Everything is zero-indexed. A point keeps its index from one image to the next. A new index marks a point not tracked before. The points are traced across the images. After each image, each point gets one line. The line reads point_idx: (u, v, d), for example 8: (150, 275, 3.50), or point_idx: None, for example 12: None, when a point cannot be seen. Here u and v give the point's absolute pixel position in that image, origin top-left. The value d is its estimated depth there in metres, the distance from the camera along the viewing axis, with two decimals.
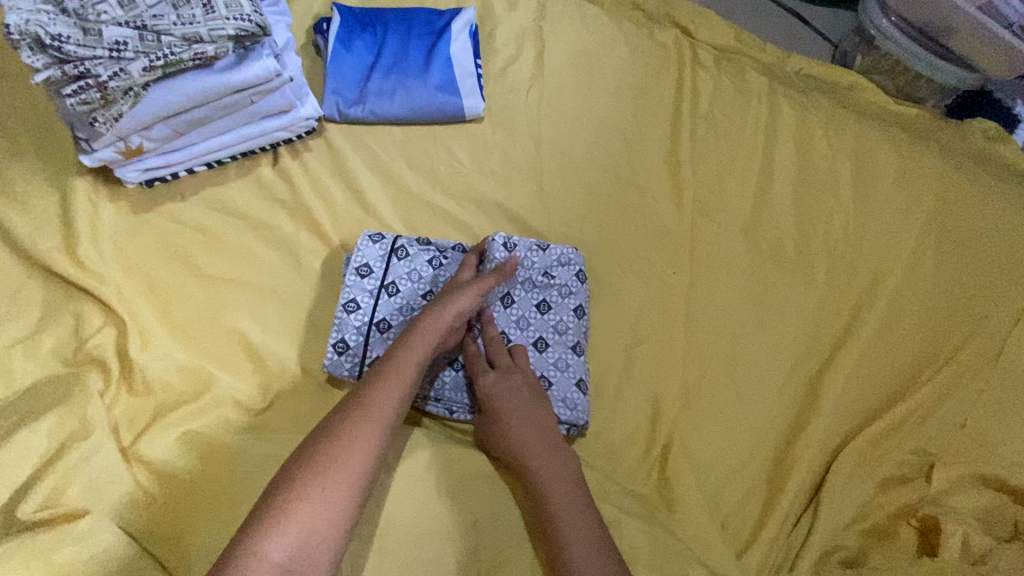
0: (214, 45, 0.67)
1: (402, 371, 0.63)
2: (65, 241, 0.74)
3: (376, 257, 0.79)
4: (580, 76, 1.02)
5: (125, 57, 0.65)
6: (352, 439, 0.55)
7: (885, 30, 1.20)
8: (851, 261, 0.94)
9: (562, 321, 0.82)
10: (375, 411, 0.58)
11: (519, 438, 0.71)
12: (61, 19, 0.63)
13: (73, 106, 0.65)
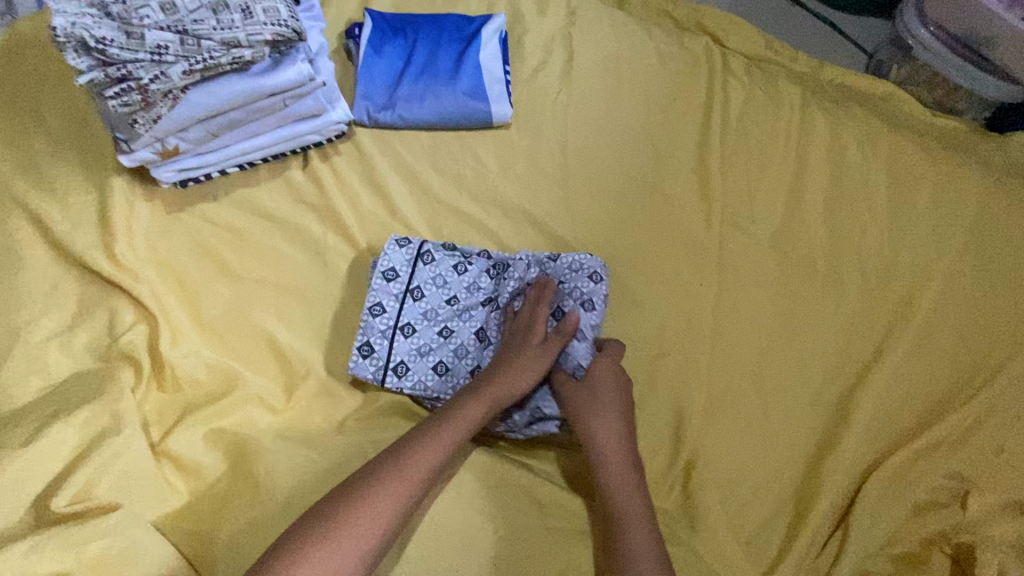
0: (251, 50, 0.69)
1: (450, 435, 0.66)
2: (102, 237, 0.76)
3: (402, 261, 0.79)
4: (609, 82, 1.02)
5: (166, 61, 0.66)
6: (384, 494, 0.60)
7: (924, 40, 1.18)
8: (885, 277, 0.91)
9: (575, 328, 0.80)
10: (409, 474, 0.62)
11: (604, 437, 0.73)
12: (106, 24, 0.65)
13: (114, 107, 0.67)
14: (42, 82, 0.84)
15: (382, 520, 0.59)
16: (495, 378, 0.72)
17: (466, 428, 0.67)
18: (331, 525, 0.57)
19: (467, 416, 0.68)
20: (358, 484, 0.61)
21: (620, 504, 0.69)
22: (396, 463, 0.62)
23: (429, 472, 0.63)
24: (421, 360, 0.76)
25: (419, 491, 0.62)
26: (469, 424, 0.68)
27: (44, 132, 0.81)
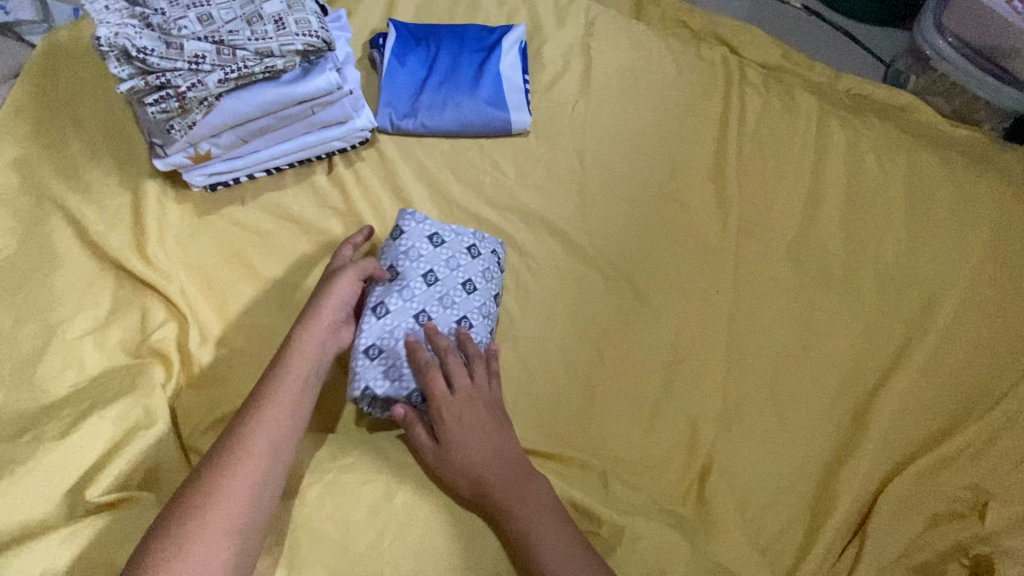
0: (283, 59, 0.71)
1: (297, 382, 0.64)
2: (135, 239, 0.79)
3: (397, 257, 0.79)
4: (626, 91, 1.03)
5: (202, 69, 0.69)
6: (233, 474, 0.56)
7: (942, 50, 1.18)
8: (902, 286, 0.91)
9: (484, 303, 0.81)
10: (269, 425, 0.60)
11: (478, 455, 0.69)
12: (148, 34, 0.68)
13: (153, 113, 0.70)
14: (80, 89, 0.88)
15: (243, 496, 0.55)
16: (313, 328, 0.69)
17: (309, 369, 0.66)
18: (186, 523, 0.52)
19: (306, 363, 0.66)
20: (216, 456, 0.57)
21: (510, 506, 0.67)
22: (251, 422, 0.59)
23: (290, 418, 0.61)
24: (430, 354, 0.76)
25: (279, 448, 0.59)
26: (312, 365, 0.67)
27: (82, 137, 0.84)
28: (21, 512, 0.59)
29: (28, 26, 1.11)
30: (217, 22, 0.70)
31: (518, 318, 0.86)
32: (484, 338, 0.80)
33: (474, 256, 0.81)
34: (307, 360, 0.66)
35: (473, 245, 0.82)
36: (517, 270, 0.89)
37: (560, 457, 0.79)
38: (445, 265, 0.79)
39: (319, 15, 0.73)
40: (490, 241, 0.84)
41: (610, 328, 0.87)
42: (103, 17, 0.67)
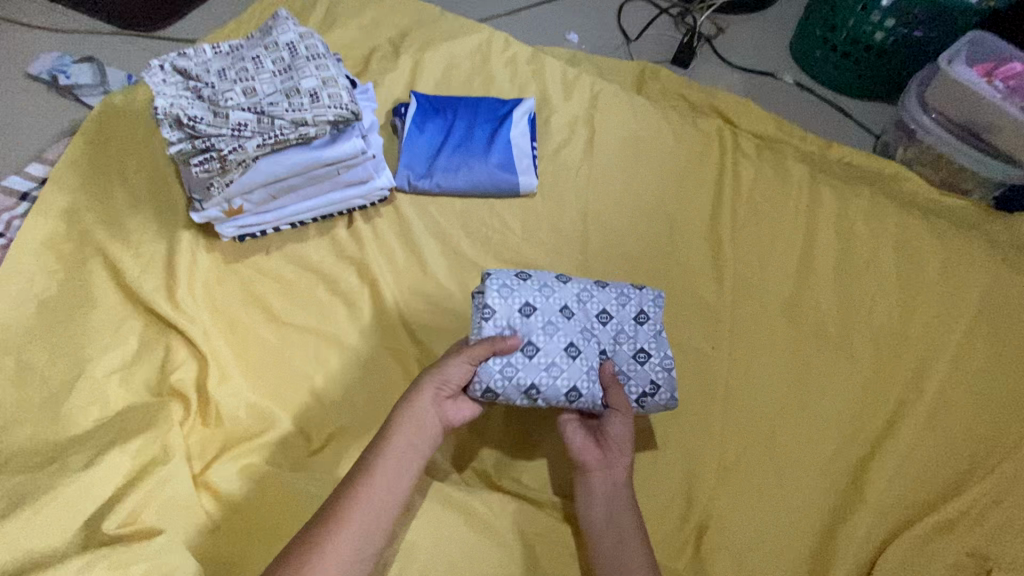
0: (316, 127, 0.79)
1: (356, 535, 0.61)
2: (165, 283, 0.85)
3: (614, 286, 0.81)
4: (627, 158, 1.11)
5: (244, 136, 0.77)
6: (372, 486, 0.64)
7: (926, 125, 1.27)
8: (896, 347, 0.94)
9: (601, 367, 0.77)
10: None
11: (620, 466, 0.73)
12: (198, 106, 0.76)
13: (197, 173, 0.78)
14: (129, 147, 0.97)
15: (376, 509, 0.63)
16: (382, 462, 0.66)
17: (413, 441, 0.68)
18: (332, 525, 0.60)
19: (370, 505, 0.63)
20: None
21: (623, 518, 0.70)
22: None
23: (402, 468, 0.66)
24: (537, 328, 0.76)
25: (405, 469, 0.67)
26: (376, 509, 0.63)
27: (126, 190, 0.92)
28: (43, 541, 0.63)
29: (87, 89, 1.24)
30: (259, 97, 0.79)
31: None
32: (572, 383, 0.74)
33: (641, 361, 0.78)
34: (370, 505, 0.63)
35: (651, 361, 0.78)
36: None
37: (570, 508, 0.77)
38: (617, 321, 0.79)
39: (349, 90, 0.82)
40: (667, 379, 0.77)
41: None
42: (160, 92, 0.76)
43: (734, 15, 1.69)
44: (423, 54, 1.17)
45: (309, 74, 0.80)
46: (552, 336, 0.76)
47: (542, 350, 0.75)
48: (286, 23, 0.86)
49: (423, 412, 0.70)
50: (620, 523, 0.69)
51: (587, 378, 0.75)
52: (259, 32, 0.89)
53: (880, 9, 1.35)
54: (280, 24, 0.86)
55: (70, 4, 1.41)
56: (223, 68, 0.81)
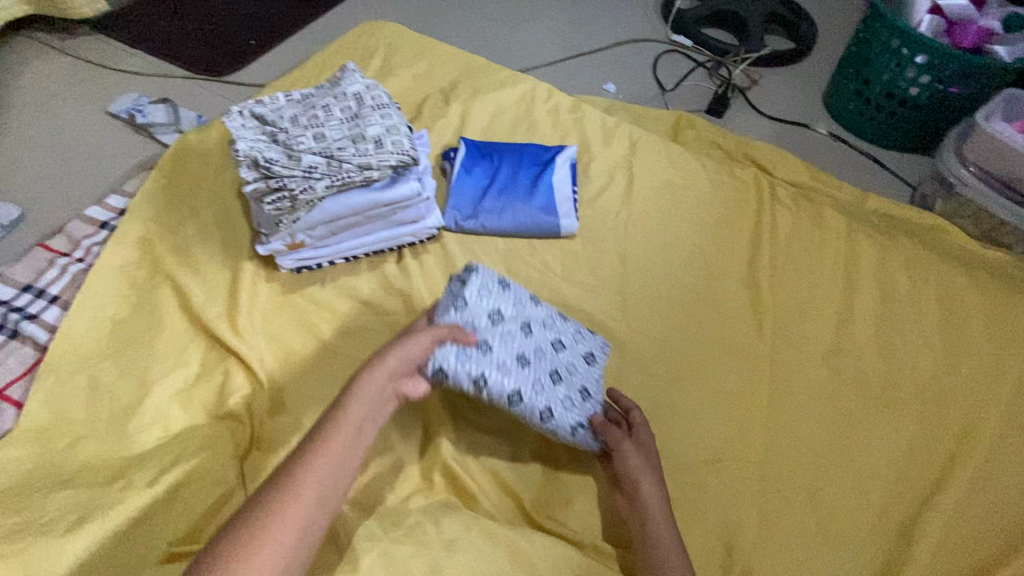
0: (378, 171, 0.86)
1: (305, 501, 0.59)
2: (227, 310, 0.90)
3: (569, 330, 0.92)
4: (665, 204, 1.15)
5: (313, 177, 0.83)
6: (318, 461, 0.62)
7: (965, 177, 1.28)
8: (942, 405, 0.94)
9: (546, 383, 0.83)
10: (293, 514, 0.57)
11: (645, 482, 0.77)
12: (273, 149, 0.83)
13: (269, 210, 0.84)
14: (200, 183, 1.05)
15: (320, 485, 0.60)
16: (342, 424, 0.65)
17: (364, 416, 0.68)
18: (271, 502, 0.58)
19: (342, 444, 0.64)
20: (224, 545, 0.55)
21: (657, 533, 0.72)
22: (269, 513, 0.57)
23: (350, 442, 0.65)
24: (494, 329, 0.85)
25: (353, 444, 0.65)
26: (329, 476, 0.61)
27: (196, 223, 0.99)
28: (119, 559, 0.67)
29: (161, 127, 1.35)
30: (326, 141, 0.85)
31: None
32: (514, 388, 0.81)
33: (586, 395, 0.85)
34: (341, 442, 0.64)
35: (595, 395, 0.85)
36: None
37: (607, 549, 0.78)
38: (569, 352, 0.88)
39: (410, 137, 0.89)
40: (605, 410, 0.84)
41: (653, 424, 0.90)
42: (238, 136, 0.83)
43: (766, 68, 1.74)
44: (472, 103, 1.24)
45: (374, 123, 0.88)
46: (507, 341, 0.84)
47: (494, 350, 0.83)
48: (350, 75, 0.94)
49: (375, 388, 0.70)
50: (656, 535, 0.72)
51: (530, 388, 0.82)
52: (323, 83, 0.97)
53: (914, 66, 1.39)
54: (344, 76, 0.94)
55: (149, 49, 1.55)
56: (295, 116, 0.88)
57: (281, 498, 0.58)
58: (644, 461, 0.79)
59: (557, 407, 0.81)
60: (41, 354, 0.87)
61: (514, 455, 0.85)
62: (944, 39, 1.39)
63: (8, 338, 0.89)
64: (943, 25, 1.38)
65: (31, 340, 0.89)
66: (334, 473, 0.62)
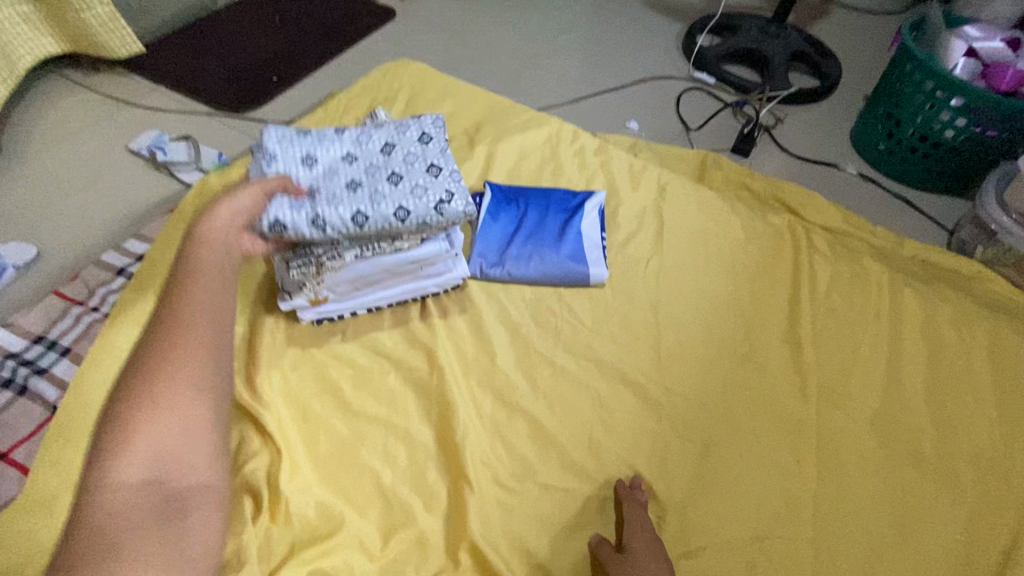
0: (408, 240, 0.89)
1: (180, 389, 0.63)
2: (245, 367, 0.86)
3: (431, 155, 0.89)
4: (697, 252, 1.10)
5: (343, 246, 0.86)
6: (172, 368, 0.64)
7: (1007, 226, 1.22)
8: (1003, 476, 0.88)
9: (396, 198, 0.85)
10: (165, 402, 0.62)
11: None
12: (305, 207, 0.82)
13: (294, 274, 0.86)
14: None
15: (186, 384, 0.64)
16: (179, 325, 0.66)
17: (201, 314, 0.68)
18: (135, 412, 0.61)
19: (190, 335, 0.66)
20: (109, 438, 0.59)
21: None
22: (134, 417, 0.61)
23: (196, 336, 0.66)
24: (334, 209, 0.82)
25: (203, 345, 0.66)
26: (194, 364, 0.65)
27: None
28: None
29: (181, 166, 1.33)
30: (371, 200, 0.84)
31: (596, 474, 0.84)
32: (380, 217, 0.83)
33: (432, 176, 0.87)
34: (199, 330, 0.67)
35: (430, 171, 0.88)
36: (593, 422, 0.89)
37: None
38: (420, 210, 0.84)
39: (467, 212, 0.87)
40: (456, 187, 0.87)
41: (692, 496, 0.84)
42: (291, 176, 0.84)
43: (791, 106, 1.72)
44: (497, 145, 1.22)
45: (429, 189, 0.86)
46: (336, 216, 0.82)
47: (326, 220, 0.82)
48: (429, 123, 0.93)
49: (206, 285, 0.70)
50: None
51: (390, 203, 0.84)
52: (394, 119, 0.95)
53: (950, 108, 1.35)
54: (419, 121, 0.93)
55: (172, 85, 1.55)
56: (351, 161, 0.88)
57: (152, 383, 0.63)
58: (642, 561, 0.73)
59: (407, 203, 0.84)
60: (50, 413, 0.83)
61: (546, 530, 0.79)
62: (979, 82, 1.36)
63: (16, 394, 0.85)
64: (978, 68, 1.36)
65: (41, 397, 0.85)
66: (189, 357, 0.65)
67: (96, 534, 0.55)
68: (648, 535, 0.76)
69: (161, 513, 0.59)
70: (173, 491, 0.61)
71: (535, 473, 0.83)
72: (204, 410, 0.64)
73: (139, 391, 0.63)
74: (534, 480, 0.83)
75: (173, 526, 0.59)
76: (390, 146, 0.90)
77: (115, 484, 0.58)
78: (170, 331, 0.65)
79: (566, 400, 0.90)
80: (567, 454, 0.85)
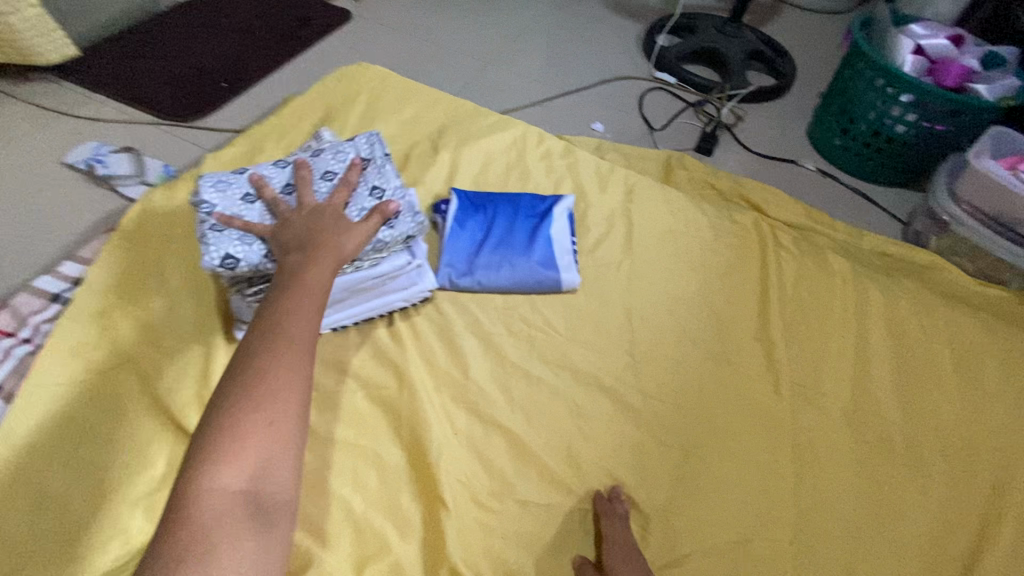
0: (369, 259, 0.86)
1: (288, 374, 0.52)
2: (199, 394, 0.80)
3: (376, 169, 0.87)
4: (668, 253, 1.10)
5: None
6: (279, 352, 0.53)
7: (959, 216, 1.28)
8: (968, 462, 0.90)
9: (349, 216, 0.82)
10: (268, 395, 0.51)
11: None
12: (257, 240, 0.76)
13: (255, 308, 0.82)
14: (165, 246, 0.95)
15: (293, 371, 0.53)
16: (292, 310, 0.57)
17: (315, 304, 0.60)
18: (235, 401, 0.50)
19: (305, 321, 0.57)
20: (213, 430, 0.48)
21: None
22: (240, 402, 0.50)
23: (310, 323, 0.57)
24: None
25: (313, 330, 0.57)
26: (305, 348, 0.55)
27: (162, 292, 0.90)
28: None
29: (123, 179, 1.25)
30: None
31: (576, 486, 0.82)
32: None
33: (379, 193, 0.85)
34: (305, 319, 0.57)
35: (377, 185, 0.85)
36: (571, 433, 0.86)
37: None
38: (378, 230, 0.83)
39: (417, 222, 0.87)
40: (407, 205, 0.87)
41: (674, 501, 0.83)
42: (236, 214, 0.77)
43: (750, 104, 1.75)
44: (461, 150, 1.19)
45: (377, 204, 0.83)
46: None
47: None
48: (365, 140, 0.89)
49: (322, 276, 0.63)
50: None
51: None
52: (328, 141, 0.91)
53: (900, 104, 1.39)
54: (357, 138, 0.90)
55: (111, 94, 1.45)
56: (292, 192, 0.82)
57: (260, 365, 0.52)
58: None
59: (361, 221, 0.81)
60: None
61: (528, 548, 0.76)
62: (927, 78, 1.40)
63: None
64: (925, 65, 1.41)
65: None
66: (298, 344, 0.55)
67: (192, 541, 0.44)
68: (627, 556, 0.74)
69: (251, 523, 0.46)
70: (263, 508, 0.47)
71: (514, 489, 0.80)
72: (301, 409, 0.52)
73: (242, 379, 0.51)
74: (513, 497, 0.80)
75: (265, 539, 0.46)
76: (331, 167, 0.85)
77: (214, 486, 0.46)
78: (278, 319, 0.56)
79: (542, 411, 0.88)
80: (546, 467, 0.83)
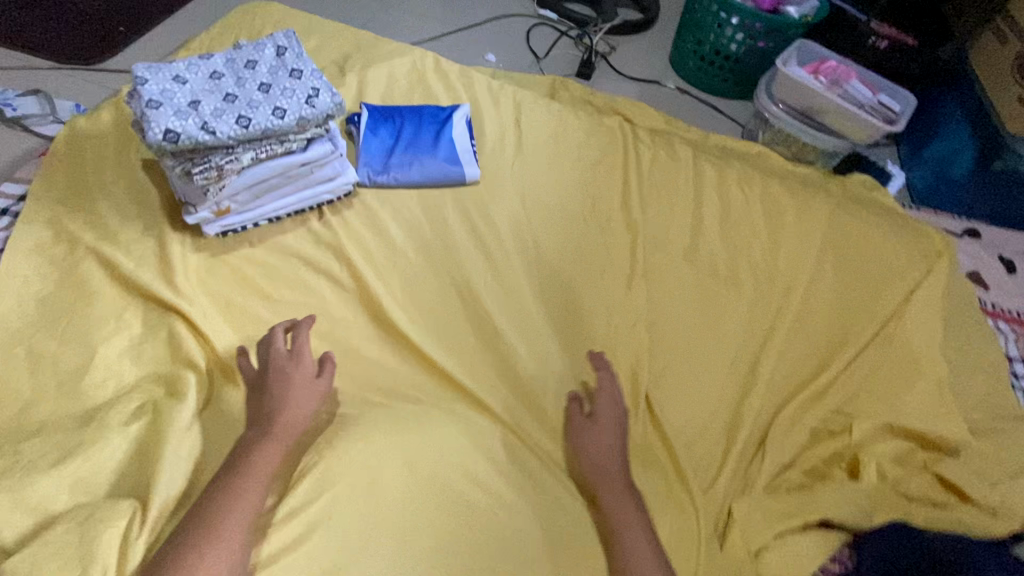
0: (295, 141, 1.00)
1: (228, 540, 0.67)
2: (160, 271, 0.95)
3: (292, 61, 0.99)
4: (550, 149, 1.35)
5: (236, 152, 0.95)
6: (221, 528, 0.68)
7: (776, 113, 1.62)
8: (771, 276, 1.22)
9: (273, 99, 0.95)
10: (212, 545, 0.66)
11: (604, 434, 0.93)
12: (191, 116, 0.89)
13: (198, 181, 0.93)
14: (100, 161, 1.06)
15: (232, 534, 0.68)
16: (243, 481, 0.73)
17: (263, 469, 0.75)
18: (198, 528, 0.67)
19: (247, 493, 0.72)
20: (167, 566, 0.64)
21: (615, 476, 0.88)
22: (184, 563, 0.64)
23: (251, 500, 0.71)
24: (221, 118, 0.91)
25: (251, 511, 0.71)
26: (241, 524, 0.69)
27: (107, 197, 1.01)
28: (101, 485, 0.74)
29: (35, 119, 1.29)
30: (250, 106, 0.93)
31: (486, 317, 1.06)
32: (264, 117, 0.93)
33: (297, 79, 0.98)
34: (251, 492, 0.72)
35: (295, 72, 0.98)
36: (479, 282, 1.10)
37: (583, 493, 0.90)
38: (300, 109, 0.96)
39: (336, 102, 0.98)
40: (323, 85, 0.98)
41: (560, 322, 1.09)
42: (171, 96, 0.90)
43: (621, 35, 2.01)
44: (366, 74, 1.35)
45: (296, 88, 0.97)
46: (226, 123, 0.91)
47: (215, 129, 0.90)
48: (281, 37, 1.03)
49: (270, 454, 0.77)
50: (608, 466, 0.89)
51: (269, 105, 0.94)
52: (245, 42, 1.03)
53: (731, 26, 1.72)
54: (272, 38, 1.02)
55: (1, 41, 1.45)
56: (220, 80, 0.95)
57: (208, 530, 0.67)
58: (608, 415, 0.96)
59: (284, 103, 0.95)
60: None
61: (450, 360, 1.00)
62: None
63: None
64: None
65: None
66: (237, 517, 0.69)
67: None
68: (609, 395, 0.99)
69: None
70: None
71: (437, 324, 1.04)
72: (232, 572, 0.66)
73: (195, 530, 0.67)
74: (437, 329, 1.03)
75: None
76: (252, 60, 0.98)
77: None
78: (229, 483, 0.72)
79: (455, 269, 1.11)
80: (462, 306, 1.06)
